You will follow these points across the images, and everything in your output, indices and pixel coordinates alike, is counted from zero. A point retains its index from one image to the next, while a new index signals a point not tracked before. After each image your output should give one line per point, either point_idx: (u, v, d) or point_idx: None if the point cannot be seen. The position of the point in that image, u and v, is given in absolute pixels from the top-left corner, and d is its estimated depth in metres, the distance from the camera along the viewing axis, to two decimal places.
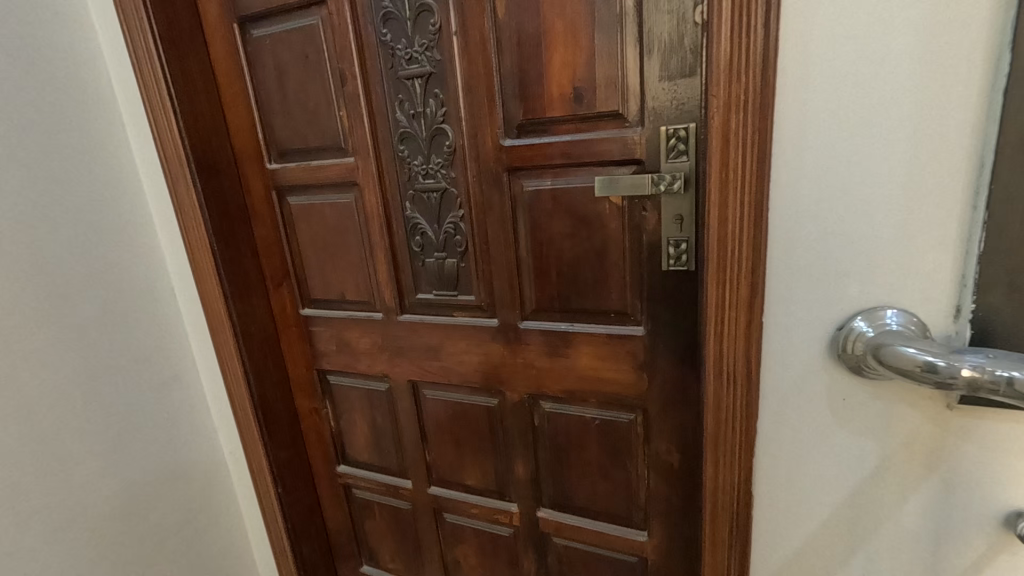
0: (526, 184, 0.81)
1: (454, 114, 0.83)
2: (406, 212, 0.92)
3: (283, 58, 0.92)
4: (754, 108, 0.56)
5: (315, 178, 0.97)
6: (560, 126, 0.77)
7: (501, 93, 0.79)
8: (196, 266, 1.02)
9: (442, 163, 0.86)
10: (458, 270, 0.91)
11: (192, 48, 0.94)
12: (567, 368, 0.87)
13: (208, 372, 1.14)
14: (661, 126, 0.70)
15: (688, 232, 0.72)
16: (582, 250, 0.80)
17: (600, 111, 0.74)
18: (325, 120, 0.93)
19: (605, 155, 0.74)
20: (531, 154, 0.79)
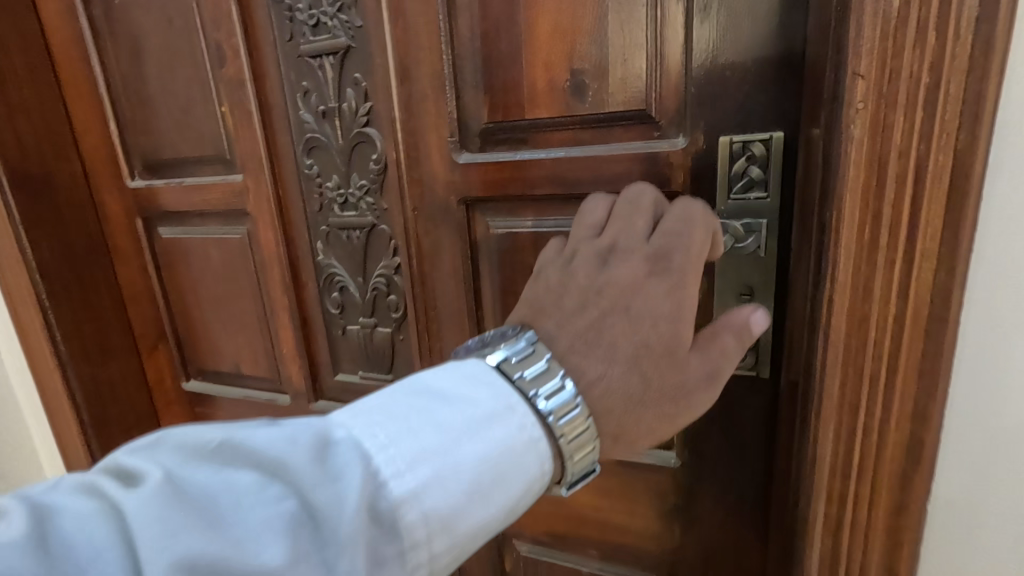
0: (495, 225, 0.52)
1: (384, 112, 0.53)
2: (318, 258, 0.62)
3: (140, 25, 0.62)
4: (940, 110, 0.30)
5: (191, 201, 0.67)
6: (548, 135, 0.47)
7: (452, 81, 0.49)
8: (22, 324, 0.71)
9: (368, 187, 0.56)
10: (394, 345, 0.62)
11: (8, 8, 0.64)
12: (554, 502, 0.57)
13: (52, 464, 0.82)
14: (719, 137, 0.41)
15: (761, 317, 0.42)
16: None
17: (614, 111, 0.45)
18: (201, 119, 0.62)
19: (620, 183, 0.45)
20: (501, 179, 0.50)
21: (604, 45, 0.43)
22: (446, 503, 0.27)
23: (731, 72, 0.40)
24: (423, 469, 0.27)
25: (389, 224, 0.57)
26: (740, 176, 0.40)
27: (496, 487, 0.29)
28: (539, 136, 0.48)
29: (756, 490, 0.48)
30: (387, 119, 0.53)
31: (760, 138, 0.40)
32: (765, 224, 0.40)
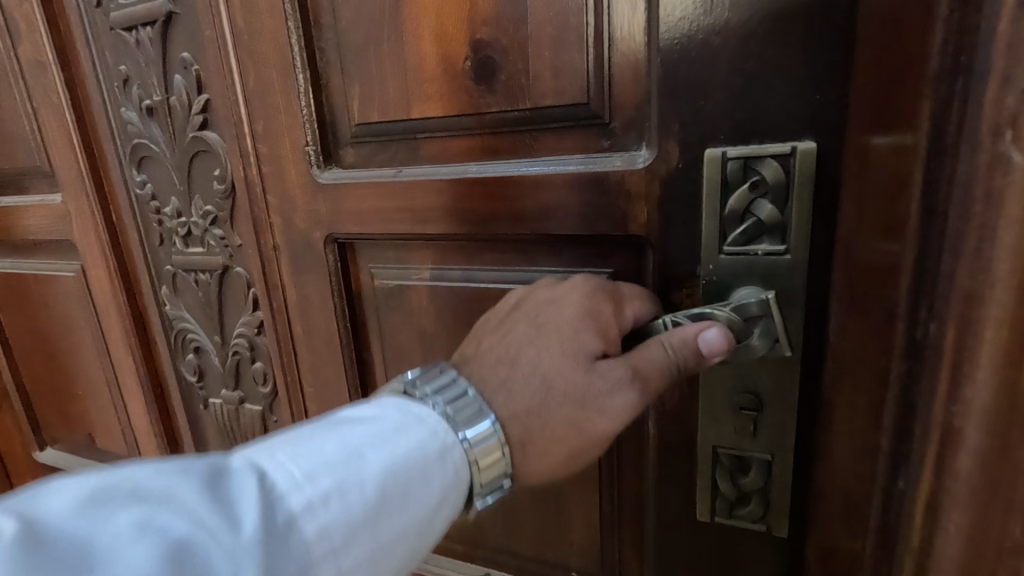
0: (379, 276, 0.35)
1: (222, 108, 0.37)
2: (166, 309, 0.46)
3: None
4: None
5: (12, 229, 0.50)
6: (447, 143, 0.31)
7: (305, 63, 0.33)
8: None
9: (214, 216, 0.40)
10: (267, 428, 0.45)
11: None
12: None
13: None
14: (706, 150, 0.24)
15: (775, 444, 0.26)
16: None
17: (539, 108, 0.28)
18: (9, 120, 0.46)
19: (551, 221, 0.29)
20: (380, 211, 0.33)
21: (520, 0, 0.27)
22: (361, 524, 0.20)
23: (726, 38, 0.23)
24: (323, 480, 0.19)
25: (246, 268, 0.40)
26: (740, 215, 0.24)
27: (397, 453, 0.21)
28: (433, 147, 0.31)
29: None
30: (229, 119, 0.37)
31: (775, 153, 0.23)
32: (782, 298, 0.24)
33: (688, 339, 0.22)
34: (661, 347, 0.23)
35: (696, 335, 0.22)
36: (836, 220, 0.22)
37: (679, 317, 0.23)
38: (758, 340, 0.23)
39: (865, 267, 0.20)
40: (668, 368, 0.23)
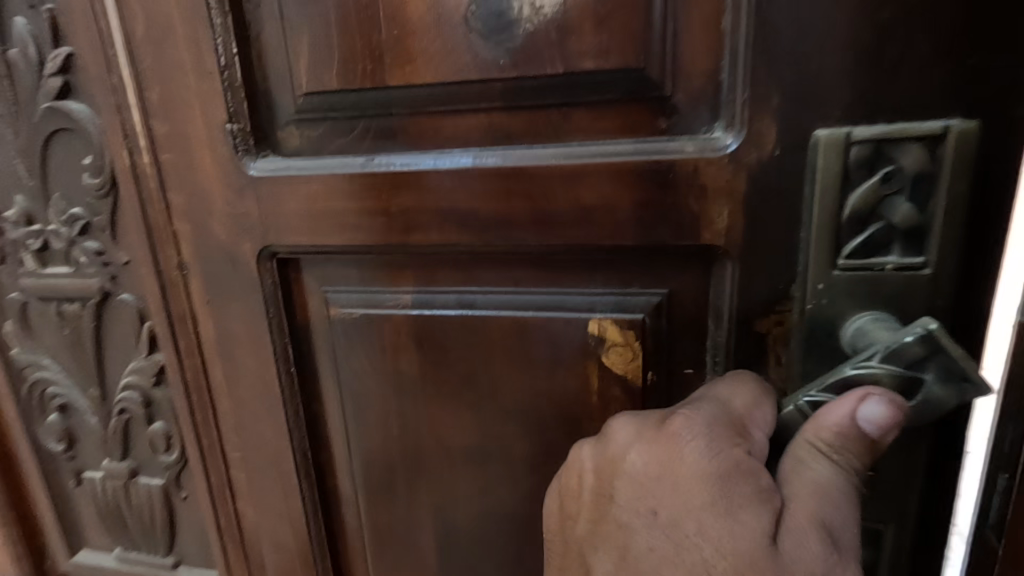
0: (339, 301, 0.26)
1: (94, 70, 0.25)
2: (11, 350, 0.33)
3: None
4: None
5: None
6: (437, 120, 0.23)
7: (223, 1, 0.23)
8: None
9: (87, 222, 0.28)
10: (169, 507, 0.34)
11: None
12: None
13: None
14: (820, 131, 0.18)
15: (886, 513, 0.20)
16: (508, 499, 0.27)
17: (576, 74, 0.21)
18: None
19: (592, 229, 0.21)
20: (342, 216, 0.24)
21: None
22: None
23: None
24: None
25: (137, 293, 0.29)
26: (865, 218, 0.18)
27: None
28: (418, 126, 0.23)
29: None
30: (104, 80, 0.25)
31: (921, 134, 0.17)
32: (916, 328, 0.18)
33: (843, 426, 0.16)
34: (821, 455, 0.16)
35: (852, 414, 0.16)
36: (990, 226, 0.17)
37: (815, 393, 0.17)
38: (938, 389, 0.16)
39: None
40: (846, 483, 0.16)
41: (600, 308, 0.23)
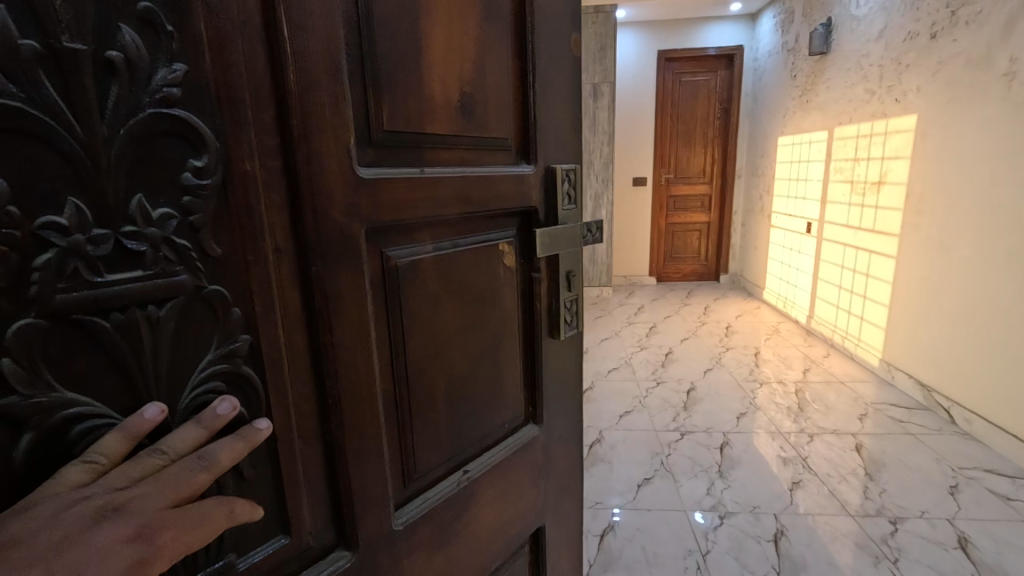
0: (423, 242, 0.64)
1: (238, 134, 0.45)
2: (105, 275, 0.39)
3: None
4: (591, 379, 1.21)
5: None
6: (444, 155, 0.65)
7: (377, 89, 0.56)
8: None
9: (200, 221, 0.44)
10: (252, 357, 0.49)
11: None
12: (471, 424, 0.76)
13: None
14: (551, 165, 0.80)
15: (572, 287, 0.89)
16: (485, 281, 0.74)
17: (492, 125, 0.71)
18: None
19: (498, 178, 0.72)
20: (440, 184, 0.63)
21: (478, 87, 0.67)
22: None
23: (550, 114, 0.78)
24: None
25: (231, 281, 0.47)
26: (564, 189, 0.83)
27: (893, 482, 2.30)
28: (435, 152, 0.64)
29: (556, 369, 0.90)
30: (253, 93, 0.46)
31: (568, 166, 0.83)
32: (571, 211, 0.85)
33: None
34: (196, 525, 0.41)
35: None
36: (574, 187, 0.85)
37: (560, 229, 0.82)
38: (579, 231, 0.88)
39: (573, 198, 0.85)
40: None
41: (491, 233, 0.75)
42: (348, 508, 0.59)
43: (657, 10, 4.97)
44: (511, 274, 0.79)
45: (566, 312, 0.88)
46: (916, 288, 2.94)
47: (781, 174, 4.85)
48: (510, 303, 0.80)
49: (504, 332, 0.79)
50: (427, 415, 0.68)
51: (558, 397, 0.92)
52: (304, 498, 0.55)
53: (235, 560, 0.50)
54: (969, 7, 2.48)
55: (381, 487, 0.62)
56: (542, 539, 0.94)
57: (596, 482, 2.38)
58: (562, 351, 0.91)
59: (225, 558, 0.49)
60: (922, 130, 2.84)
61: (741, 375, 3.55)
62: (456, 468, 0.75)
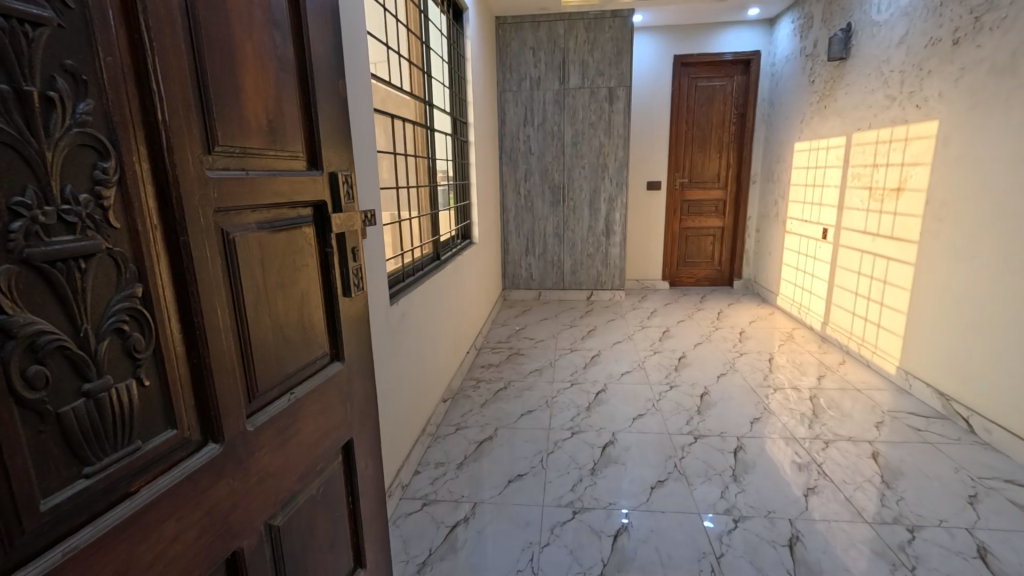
0: (251, 230, 0.73)
1: (133, 136, 0.53)
2: (52, 239, 0.47)
3: None
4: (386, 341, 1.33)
5: None
6: (254, 161, 0.73)
7: (215, 105, 0.65)
8: None
9: (105, 201, 0.51)
10: (145, 305, 0.56)
11: None
12: (292, 365, 0.83)
13: None
14: (334, 171, 0.92)
15: (362, 262, 1.02)
16: (295, 240, 0.83)
17: (290, 140, 0.82)
18: None
19: (296, 169, 0.83)
20: (258, 181, 0.73)
21: (276, 97, 0.78)
22: None
23: (328, 116, 0.91)
24: None
25: (130, 247, 0.54)
26: (349, 184, 0.96)
27: (910, 490, 2.27)
28: (252, 159, 0.73)
29: (352, 330, 1.02)
30: (145, 109, 0.55)
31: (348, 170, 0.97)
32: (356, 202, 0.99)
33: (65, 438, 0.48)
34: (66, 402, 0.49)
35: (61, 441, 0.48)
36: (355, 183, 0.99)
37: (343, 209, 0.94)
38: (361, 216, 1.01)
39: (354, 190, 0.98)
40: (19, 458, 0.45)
41: (302, 220, 0.85)
42: (215, 410, 0.65)
43: (677, 14, 4.93)
44: (314, 252, 0.88)
45: (355, 278, 1.00)
46: (937, 294, 2.89)
47: (797, 179, 4.82)
48: (311, 270, 0.88)
49: (308, 292, 0.88)
50: (262, 348, 0.75)
51: (356, 351, 1.04)
52: (182, 402, 0.61)
53: (141, 445, 0.56)
54: (995, 13, 2.45)
55: (237, 397, 0.69)
56: (353, 452, 1.03)
57: (608, 483, 2.38)
58: (354, 316, 1.03)
59: (133, 443, 0.55)
60: (944, 136, 2.80)
61: (754, 381, 3.51)
62: (285, 392, 0.82)
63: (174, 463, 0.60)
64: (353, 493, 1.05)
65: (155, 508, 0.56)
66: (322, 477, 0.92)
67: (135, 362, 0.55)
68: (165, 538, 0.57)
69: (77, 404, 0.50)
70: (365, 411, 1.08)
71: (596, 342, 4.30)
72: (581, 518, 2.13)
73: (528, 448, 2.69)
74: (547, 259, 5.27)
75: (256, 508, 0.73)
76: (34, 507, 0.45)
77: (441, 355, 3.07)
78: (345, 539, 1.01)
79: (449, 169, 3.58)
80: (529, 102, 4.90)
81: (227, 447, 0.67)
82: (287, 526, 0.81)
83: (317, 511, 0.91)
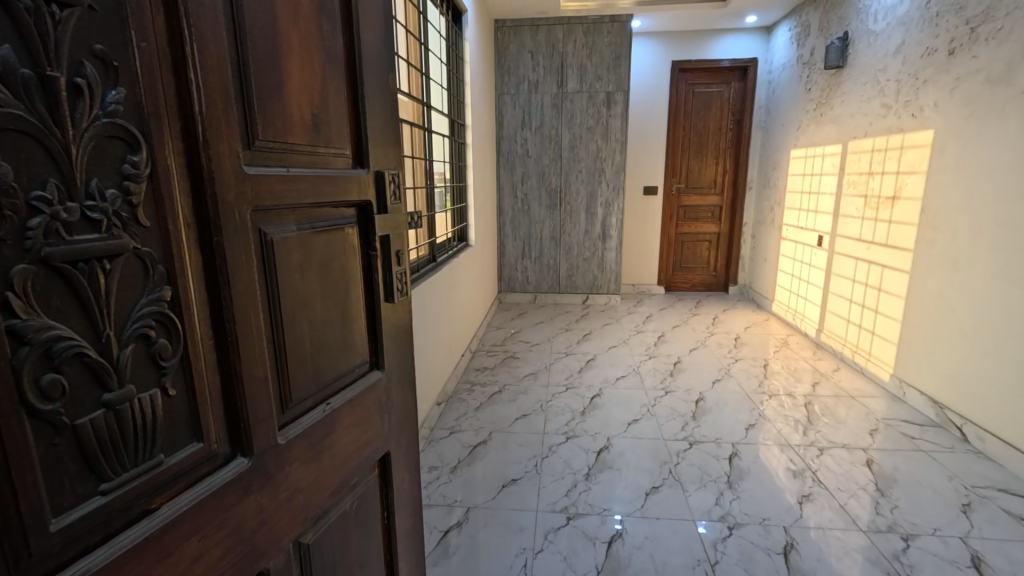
0: (292, 230, 0.71)
1: (164, 130, 0.51)
2: (74, 238, 0.45)
3: None
4: None
5: None
6: (297, 158, 0.71)
7: (257, 101, 0.64)
8: None
9: (134, 198, 0.50)
10: (172, 309, 0.54)
11: None
12: (329, 370, 0.81)
13: None
14: (381, 171, 0.90)
15: (404, 264, 1.00)
16: (335, 242, 0.81)
17: (334, 137, 0.80)
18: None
19: (339, 168, 0.81)
20: (300, 180, 0.71)
21: (322, 95, 0.76)
22: None
23: (375, 117, 0.89)
24: None
25: (159, 249, 0.52)
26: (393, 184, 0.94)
27: (905, 498, 2.27)
28: (294, 156, 0.71)
29: (392, 337, 1.00)
30: (179, 100, 0.53)
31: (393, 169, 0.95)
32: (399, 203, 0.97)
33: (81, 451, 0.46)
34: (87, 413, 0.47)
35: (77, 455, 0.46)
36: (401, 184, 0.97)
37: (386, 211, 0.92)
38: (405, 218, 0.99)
39: (399, 190, 0.96)
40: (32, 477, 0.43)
41: (345, 223, 0.83)
42: (244, 421, 0.63)
43: (675, 20, 4.96)
44: (356, 254, 0.87)
45: (398, 282, 0.98)
46: (931, 301, 2.90)
47: (793, 186, 4.84)
48: (353, 273, 0.86)
49: (349, 296, 0.86)
50: (298, 355, 0.73)
51: (396, 359, 1.02)
52: (210, 412, 0.59)
53: (163, 458, 0.54)
54: (990, 24, 2.46)
55: (267, 406, 0.67)
56: (390, 464, 1.01)
57: (602, 489, 2.37)
58: (396, 322, 1.01)
59: (155, 455, 0.53)
60: (940, 144, 2.81)
61: (749, 387, 3.50)
62: (321, 401, 0.80)
63: (199, 478, 0.58)
64: (388, 506, 1.02)
65: (179, 526, 0.54)
66: (356, 491, 0.89)
67: (160, 370, 0.53)
68: (185, 558, 0.55)
69: (96, 414, 0.47)
70: (403, 423, 1.06)
71: (591, 346, 4.29)
72: (575, 524, 2.11)
73: (523, 452, 2.68)
74: (544, 262, 5.25)
75: (284, 525, 0.71)
76: (43, 526, 0.43)
77: (436, 358, 3.05)
78: (378, 554, 0.99)
79: (446, 170, 3.56)
80: (527, 105, 4.90)
81: (255, 461, 0.65)
82: (317, 543, 0.79)
83: (350, 526, 0.88)
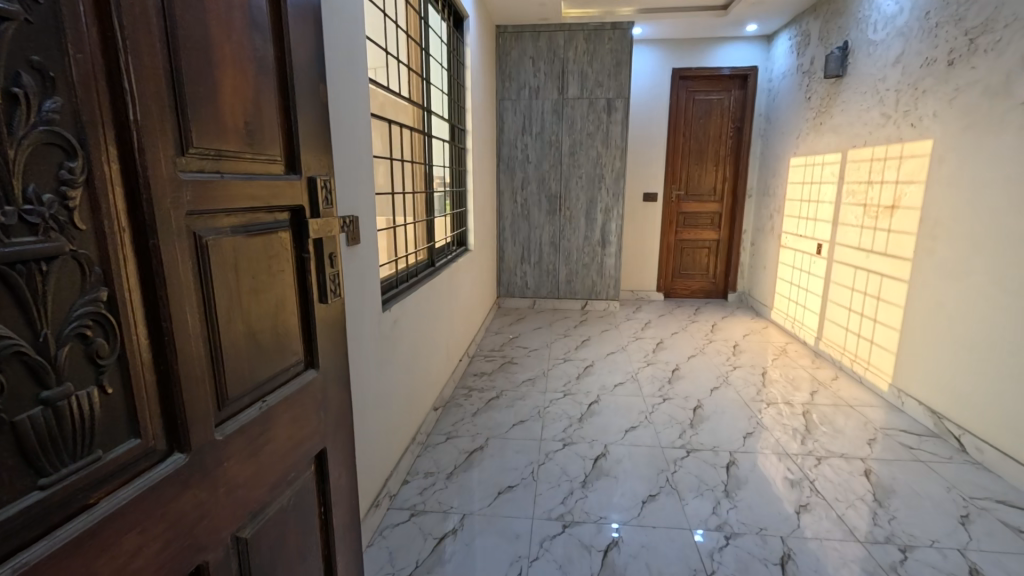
0: (225, 235, 0.70)
1: (102, 136, 0.51)
2: (11, 240, 0.45)
3: None
4: None
5: None
6: (230, 164, 0.71)
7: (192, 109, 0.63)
8: None
9: (70, 202, 0.49)
10: (111, 308, 0.53)
11: None
12: (265, 372, 0.81)
13: None
14: (313, 175, 0.90)
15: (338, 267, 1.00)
16: (269, 245, 0.80)
17: (267, 142, 0.79)
18: None
19: (273, 172, 0.81)
20: (234, 184, 0.71)
21: (254, 100, 0.76)
22: None
23: (307, 121, 0.89)
24: None
25: (96, 249, 0.52)
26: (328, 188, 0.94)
27: (904, 509, 2.25)
28: (229, 162, 0.70)
29: (327, 339, 0.99)
30: (117, 104, 0.52)
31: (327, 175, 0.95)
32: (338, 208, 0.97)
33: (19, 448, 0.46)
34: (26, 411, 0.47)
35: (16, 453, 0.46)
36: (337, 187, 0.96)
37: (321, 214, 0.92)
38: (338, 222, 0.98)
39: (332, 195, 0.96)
40: None
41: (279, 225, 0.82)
42: (184, 420, 0.62)
43: (675, 28, 4.97)
44: (289, 257, 0.86)
45: (331, 285, 0.97)
46: (930, 311, 2.90)
47: (793, 195, 4.84)
48: (287, 276, 0.85)
49: (283, 300, 0.85)
50: (234, 357, 0.73)
51: (331, 359, 1.01)
52: (150, 412, 0.59)
53: (102, 455, 0.53)
54: (988, 35, 2.48)
55: (205, 404, 0.66)
56: (325, 462, 1.00)
57: (600, 497, 2.35)
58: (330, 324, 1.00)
59: (94, 452, 0.52)
60: (939, 154, 2.81)
61: (749, 395, 3.48)
62: (256, 400, 0.79)
63: (139, 473, 0.57)
64: (326, 502, 1.01)
65: (118, 519, 0.53)
66: (294, 488, 0.89)
67: (99, 369, 0.53)
68: (124, 553, 0.54)
69: (34, 412, 0.47)
70: (339, 422, 1.05)
71: (590, 352, 4.27)
72: (571, 532, 2.10)
73: (519, 459, 2.66)
74: (543, 267, 5.25)
75: (224, 518, 0.70)
76: None
77: (434, 363, 3.03)
78: (316, 551, 0.98)
79: (444, 175, 3.56)
80: (528, 111, 4.90)
81: (193, 457, 0.64)
82: (255, 538, 0.78)
83: (288, 522, 0.87)
